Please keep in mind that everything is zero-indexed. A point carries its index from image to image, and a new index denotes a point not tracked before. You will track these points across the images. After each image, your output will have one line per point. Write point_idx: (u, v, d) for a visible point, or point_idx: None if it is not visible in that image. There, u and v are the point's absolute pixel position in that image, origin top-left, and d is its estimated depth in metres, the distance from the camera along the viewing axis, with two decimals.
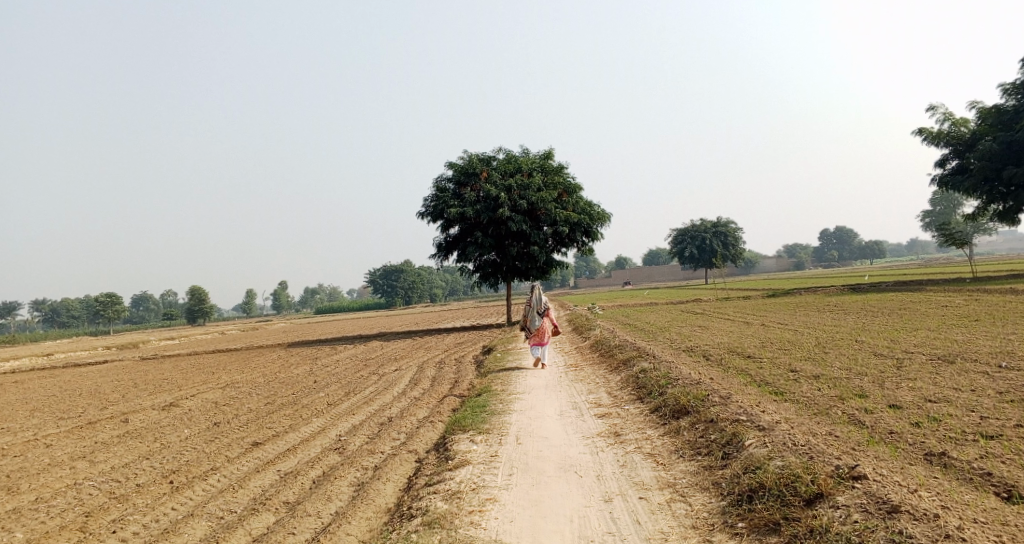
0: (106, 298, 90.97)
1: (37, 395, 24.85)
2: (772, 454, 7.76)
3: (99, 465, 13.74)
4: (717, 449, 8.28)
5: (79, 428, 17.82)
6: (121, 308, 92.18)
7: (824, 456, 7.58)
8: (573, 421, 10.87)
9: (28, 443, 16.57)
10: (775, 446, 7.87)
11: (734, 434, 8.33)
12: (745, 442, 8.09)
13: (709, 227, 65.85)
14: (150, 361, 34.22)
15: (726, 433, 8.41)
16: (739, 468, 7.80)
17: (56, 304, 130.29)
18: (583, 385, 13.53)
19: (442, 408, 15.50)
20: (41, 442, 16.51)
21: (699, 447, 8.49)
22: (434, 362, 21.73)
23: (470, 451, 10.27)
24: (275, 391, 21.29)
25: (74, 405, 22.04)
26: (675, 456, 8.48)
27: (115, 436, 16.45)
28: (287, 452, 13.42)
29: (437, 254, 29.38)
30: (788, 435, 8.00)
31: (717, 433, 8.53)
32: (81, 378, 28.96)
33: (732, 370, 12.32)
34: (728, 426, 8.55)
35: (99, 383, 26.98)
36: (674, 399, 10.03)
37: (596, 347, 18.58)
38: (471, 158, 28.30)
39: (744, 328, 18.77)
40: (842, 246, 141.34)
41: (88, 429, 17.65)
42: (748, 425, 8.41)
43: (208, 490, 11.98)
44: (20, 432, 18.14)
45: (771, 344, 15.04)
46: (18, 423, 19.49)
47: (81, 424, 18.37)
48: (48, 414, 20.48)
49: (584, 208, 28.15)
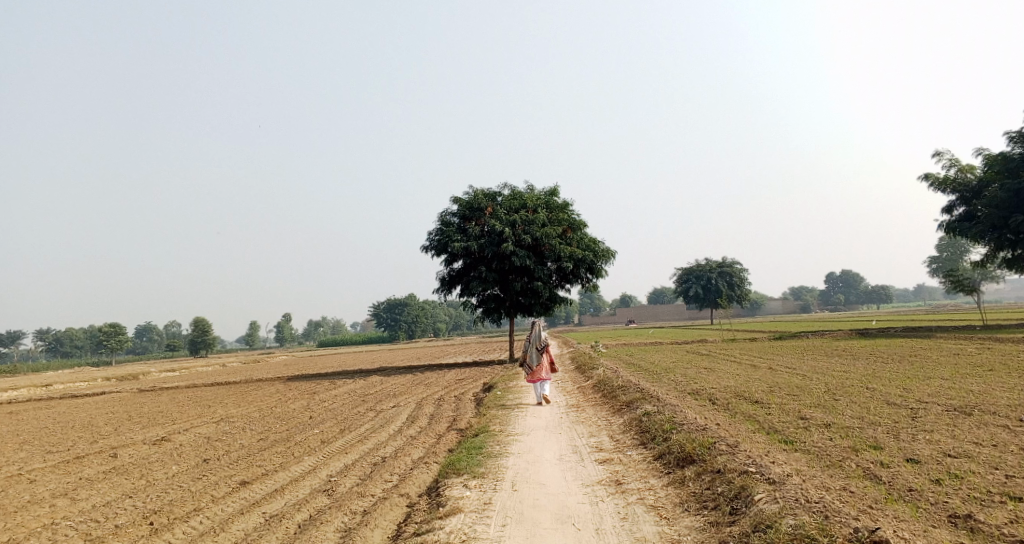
0: (110, 328, 90.56)
1: (29, 426, 24.36)
2: (784, 511, 7.27)
3: (79, 503, 13.25)
4: (724, 503, 7.79)
5: (66, 463, 17.32)
6: (125, 338, 91.78)
7: (841, 516, 7.09)
8: (572, 467, 10.39)
9: (13, 478, 16.07)
10: (787, 502, 7.39)
11: (742, 487, 7.85)
12: (755, 497, 7.60)
13: (714, 267, 65.47)
14: (147, 393, 33.71)
15: (734, 486, 7.93)
16: (748, 526, 7.31)
17: (60, 332, 129.91)
18: (584, 427, 13.03)
19: (438, 449, 14.99)
20: (25, 477, 16.01)
21: (706, 500, 8.00)
22: (433, 399, 21.23)
23: (463, 497, 9.78)
24: (270, 426, 20.78)
25: (65, 437, 21.53)
26: (679, 509, 7.99)
27: (101, 472, 15.95)
28: (274, 492, 12.92)
29: (441, 288, 28.99)
30: (801, 491, 7.52)
31: (725, 485, 8.04)
32: (75, 409, 28.47)
33: (739, 415, 11.83)
34: (736, 478, 8.07)
35: (93, 415, 26.49)
36: (679, 446, 9.55)
37: (598, 388, 18.08)
38: (476, 193, 28.02)
39: (751, 371, 18.27)
40: (848, 289, 140.61)
41: (75, 464, 17.16)
42: (757, 478, 7.93)
43: (189, 533, 11.49)
44: (6, 465, 17.67)
45: (779, 389, 14.54)
46: (6, 456, 19.00)
47: (69, 458, 17.86)
48: (37, 447, 19.97)
49: (588, 245, 27.80)
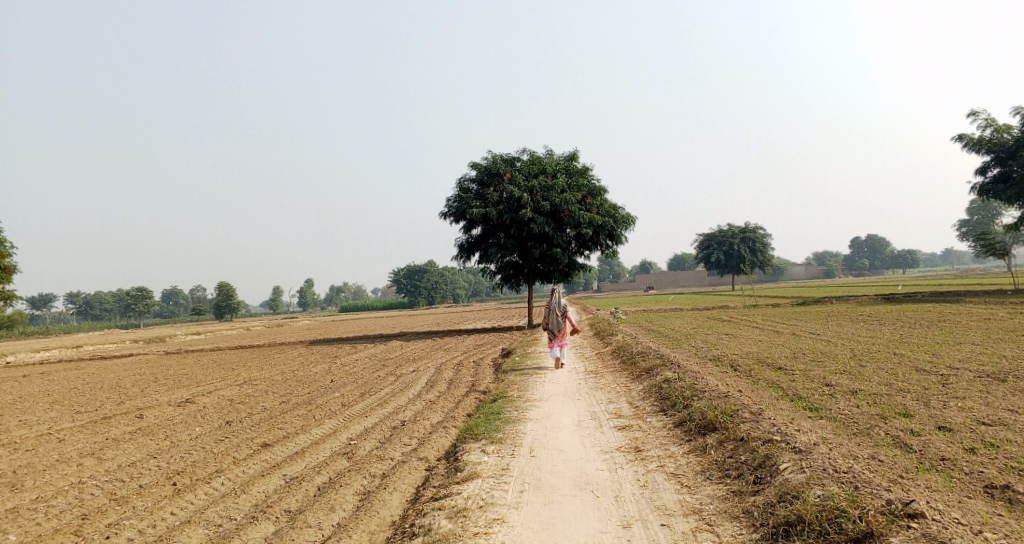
0: (136, 292, 91.39)
1: (56, 387, 24.53)
2: (811, 481, 7.04)
3: (104, 463, 13.26)
4: (748, 472, 7.57)
5: (92, 423, 17.39)
6: (151, 302, 92.68)
7: (872, 487, 6.85)
8: (590, 433, 10.20)
9: (39, 437, 16.15)
10: (815, 472, 7.16)
11: (767, 456, 7.62)
12: (780, 466, 7.37)
13: (737, 233, 64.68)
14: (172, 356, 33.92)
15: (758, 454, 7.70)
16: (773, 496, 7.09)
17: (88, 296, 131.47)
18: (603, 393, 12.83)
19: (457, 413, 14.86)
20: (52, 437, 16.08)
21: (729, 468, 7.77)
22: (453, 363, 21.13)
23: (480, 462, 9.63)
24: (291, 389, 20.78)
25: (90, 398, 21.65)
26: (701, 477, 7.78)
27: (126, 432, 15.98)
28: (294, 455, 12.85)
29: (460, 255, 28.80)
30: (827, 460, 7.28)
31: (749, 454, 7.81)
32: (102, 371, 28.68)
33: (762, 382, 11.57)
34: (760, 446, 7.84)
35: (118, 377, 26.64)
36: (701, 413, 9.31)
37: (619, 353, 17.87)
38: (495, 158, 27.68)
39: (773, 338, 17.96)
40: (873, 255, 139.03)
41: (101, 424, 17.22)
42: (783, 446, 7.69)
43: (210, 494, 11.45)
44: (34, 425, 17.78)
45: (803, 356, 14.25)
46: (34, 416, 19.13)
47: (94, 418, 17.94)
48: (64, 408, 20.08)
49: (608, 210, 27.44)
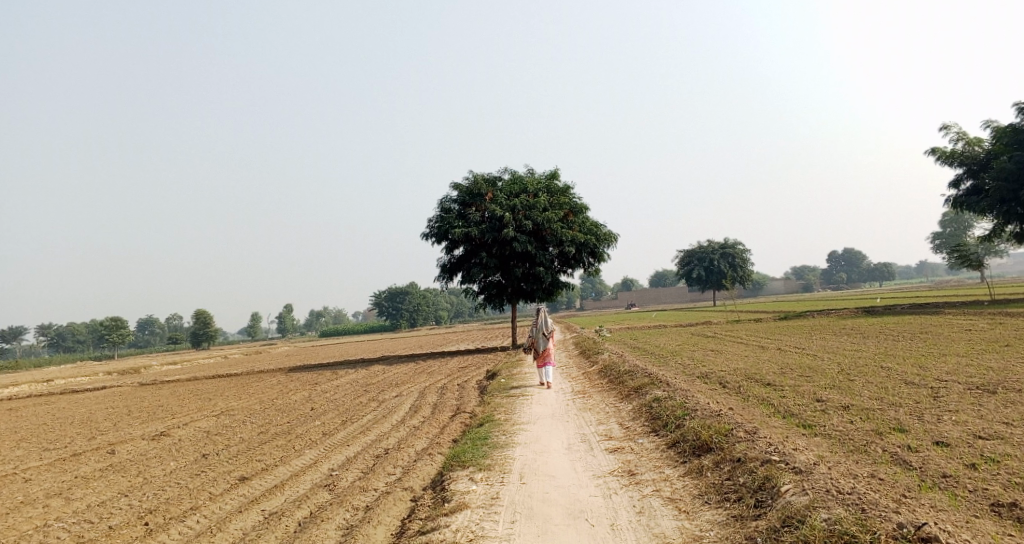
0: (112, 323, 90.24)
1: (29, 423, 23.99)
2: (815, 504, 6.89)
3: (73, 503, 12.87)
4: (747, 495, 7.40)
5: (64, 460, 16.94)
6: (128, 333, 91.57)
7: (880, 509, 6.70)
8: (581, 456, 10.00)
9: (7, 478, 15.70)
10: (817, 494, 7.00)
11: (766, 478, 7.46)
12: (781, 488, 7.21)
13: (716, 249, 64.93)
14: (149, 386, 33.37)
15: (757, 476, 7.53)
16: (776, 520, 6.93)
17: (64, 328, 129.75)
18: (592, 415, 12.63)
19: (442, 439, 14.60)
20: (21, 477, 15.63)
21: (727, 492, 7.60)
22: (436, 387, 20.87)
23: (468, 492, 9.39)
24: (271, 419, 20.41)
25: (61, 434, 21.16)
26: (699, 502, 7.59)
27: (97, 470, 15.57)
28: (274, 489, 12.53)
29: (442, 276, 28.58)
30: (829, 481, 7.13)
31: (747, 476, 7.64)
32: (73, 405, 28.12)
33: (752, 400, 11.42)
34: (758, 468, 7.67)
35: (92, 411, 26.11)
36: (695, 434, 9.15)
37: (604, 373, 17.68)
38: (477, 178, 27.54)
39: (759, 353, 17.85)
40: (851, 267, 140.17)
41: (73, 461, 16.78)
42: (782, 467, 7.54)
43: (185, 533, 11.12)
44: (2, 464, 17.31)
45: (791, 371, 14.12)
46: (3, 454, 18.64)
47: (66, 455, 17.49)
48: (36, 445, 19.60)
49: (590, 228, 27.35)
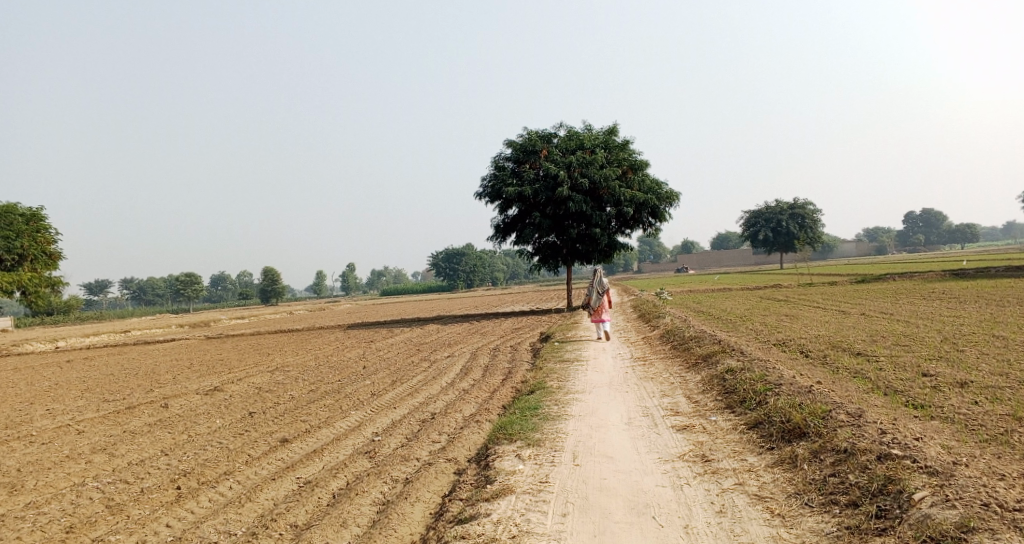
0: (185, 278, 91.66)
1: (92, 373, 23.54)
2: (971, 524, 5.45)
3: (113, 460, 11.96)
4: (865, 500, 5.95)
5: (117, 413, 16.20)
6: (200, 287, 93.05)
7: None
8: (643, 434, 8.60)
9: (60, 428, 14.94)
10: (968, 510, 5.56)
11: (890, 480, 6.00)
12: (915, 497, 5.76)
13: (785, 208, 62.22)
14: (212, 340, 32.94)
15: (878, 477, 6.07)
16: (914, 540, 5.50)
17: (140, 282, 132.91)
18: (653, 385, 11.18)
19: (491, 405, 13.29)
20: (73, 428, 14.82)
21: (834, 493, 6.14)
22: (488, 349, 19.66)
23: (514, 473, 8.06)
24: (321, 377, 19.45)
25: (122, 385, 20.54)
26: (798, 503, 6.15)
27: (146, 424, 14.68)
28: (312, 454, 11.41)
29: (495, 237, 27.29)
30: (982, 491, 5.70)
31: (861, 475, 6.18)
32: (141, 357, 27.67)
33: (844, 372, 9.86)
34: (875, 464, 6.21)
35: (155, 363, 25.60)
36: (783, 414, 7.67)
37: (666, 338, 16.24)
38: (531, 134, 25.98)
39: (842, 319, 16.15)
40: (930, 231, 134.92)
41: (125, 414, 16.01)
42: (911, 466, 6.07)
43: (214, 502, 10.05)
44: (58, 415, 16.60)
45: (884, 339, 12.43)
46: (61, 404, 18.00)
47: (120, 408, 16.76)
48: (94, 395, 19.00)
49: (650, 186, 25.52)
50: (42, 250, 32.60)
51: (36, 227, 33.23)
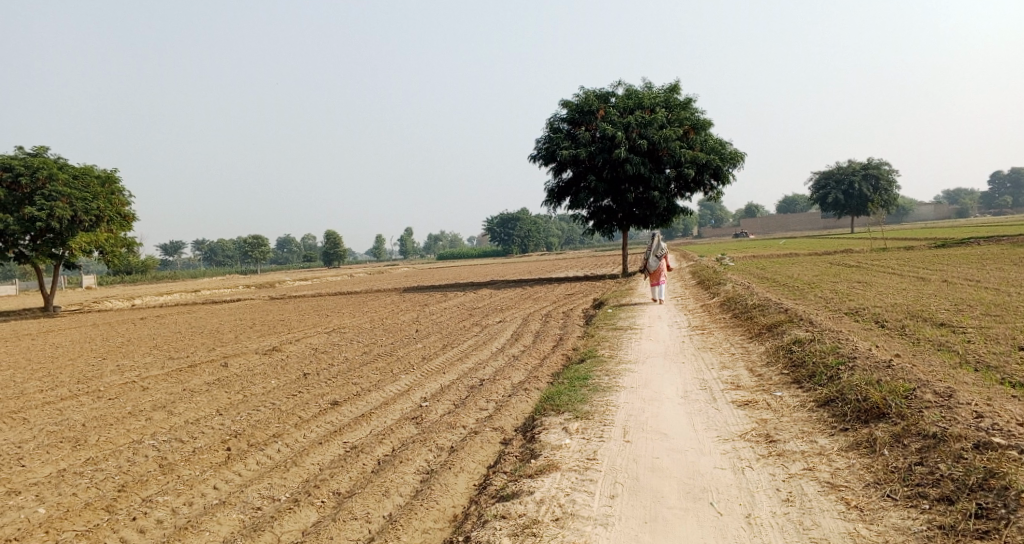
0: (253, 240, 93.00)
1: (158, 331, 23.64)
2: None
3: (171, 418, 11.44)
4: (961, 496, 5.30)
5: (178, 371, 16.05)
6: (267, 249, 94.41)
7: None
8: (700, 410, 7.93)
9: (123, 384, 14.80)
10: None
11: (992, 473, 5.34)
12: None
13: (858, 170, 59.87)
14: (275, 301, 33.04)
15: (977, 469, 5.41)
16: None
17: (209, 242, 135.83)
18: (713, 356, 10.46)
19: (542, 372, 12.73)
20: (137, 385, 14.64)
21: (922, 485, 5.49)
22: (542, 314, 19.11)
23: (561, 448, 7.46)
24: (376, 339, 19.13)
25: (186, 344, 20.52)
26: (882, 496, 5.51)
27: (204, 383, 14.46)
28: (360, 418, 10.99)
29: (551, 201, 26.57)
30: None
31: (955, 467, 5.51)
32: (207, 316, 27.77)
33: (926, 344, 9.02)
34: (971, 454, 5.55)
35: (220, 322, 25.64)
36: (857, 391, 6.92)
37: (728, 305, 15.44)
38: (588, 95, 25.06)
39: (919, 286, 15.15)
40: (1013, 195, 129.33)
41: (185, 372, 15.86)
42: (1018, 458, 5.42)
43: (261, 465, 9.58)
44: (123, 371, 16.55)
45: (970, 308, 11.47)
46: (127, 361, 17.99)
47: (181, 366, 16.61)
48: (158, 353, 18.95)
49: (713, 146, 24.41)
50: (118, 212, 26.61)
51: (113, 189, 27.04)
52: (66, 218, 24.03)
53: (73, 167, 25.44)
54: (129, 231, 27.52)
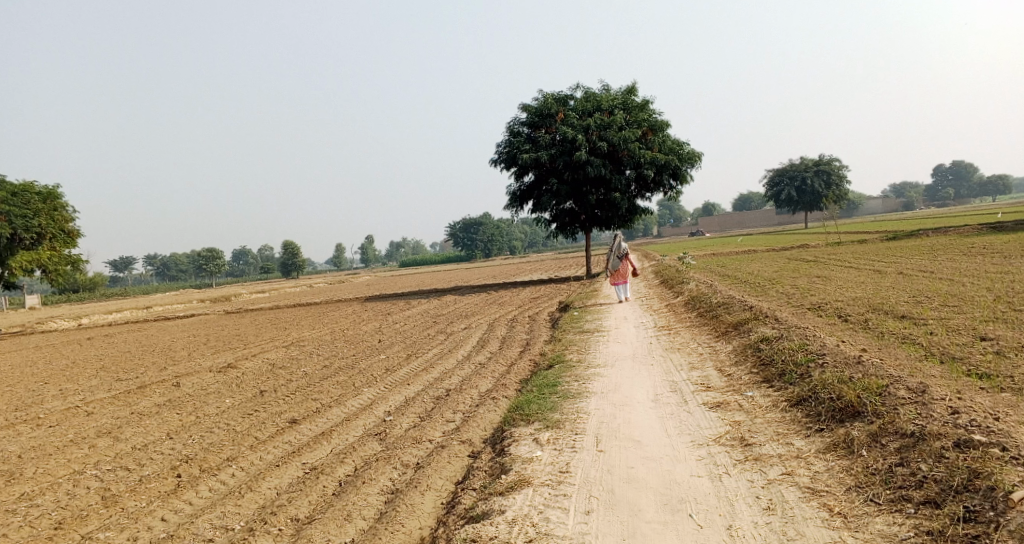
0: (207, 253, 91.44)
1: (109, 351, 22.95)
2: None
3: (119, 444, 10.99)
4: (947, 500, 5.25)
5: (128, 393, 15.51)
6: (223, 263, 92.97)
7: None
8: (673, 413, 7.78)
9: (70, 410, 14.24)
10: None
11: (977, 474, 5.29)
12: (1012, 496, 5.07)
13: (810, 166, 60.73)
14: (231, 315, 32.35)
15: (961, 470, 5.36)
16: None
17: (163, 257, 133.34)
18: (681, 357, 10.33)
19: (508, 379, 12.49)
20: (85, 409, 14.11)
21: (907, 489, 5.43)
22: (506, 319, 18.89)
23: (532, 461, 7.24)
24: (336, 352, 18.74)
25: (138, 363, 19.92)
26: (868, 503, 5.43)
27: (156, 405, 13.97)
28: (320, 436, 10.66)
29: (512, 205, 26.41)
30: None
31: (938, 468, 5.47)
32: (160, 333, 27.04)
33: (891, 337, 8.97)
34: (954, 453, 5.50)
35: (174, 339, 24.98)
36: (830, 390, 6.83)
37: (692, 304, 15.36)
38: (546, 98, 24.94)
39: (879, 278, 15.23)
40: (960, 185, 132.38)
41: (137, 394, 15.34)
42: (1003, 456, 5.40)
43: (215, 492, 9.22)
44: (70, 396, 15.96)
45: (931, 299, 11.50)
46: (74, 384, 17.39)
47: (132, 388, 16.06)
48: (108, 375, 18.33)
49: (671, 147, 24.44)
50: (61, 228, 25.83)
51: (54, 205, 26.30)
52: (5, 237, 23.21)
53: (12, 183, 24.67)
54: (74, 249, 26.71)
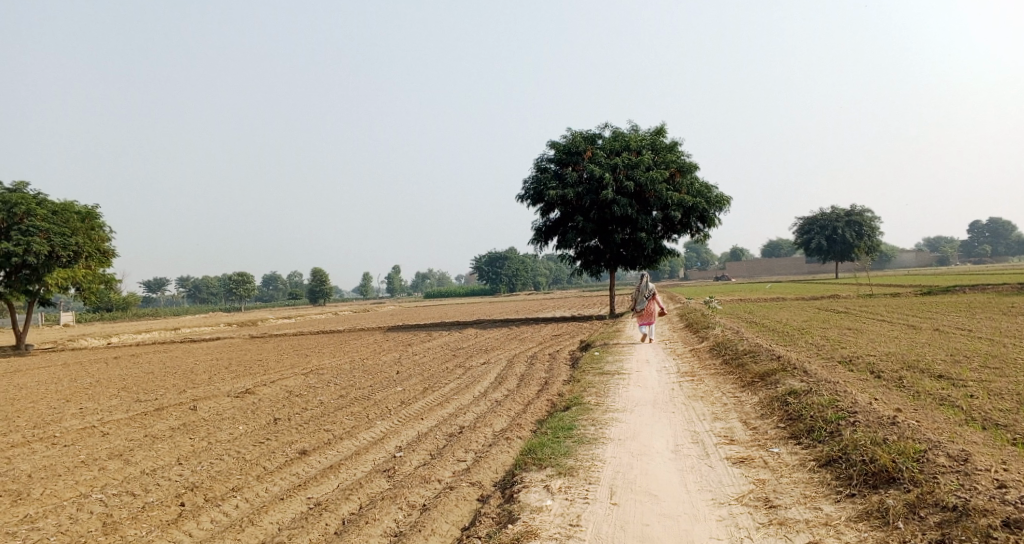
0: (236, 276, 91.92)
1: (128, 370, 22.79)
2: None
3: (125, 468, 10.70)
4: None
5: (142, 415, 15.26)
6: (251, 287, 93.37)
7: None
8: (693, 466, 7.36)
9: (82, 429, 14.01)
10: None
11: None
12: None
13: (841, 215, 60.05)
14: (254, 339, 32.17)
15: None
16: None
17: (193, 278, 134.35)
18: (704, 406, 9.89)
19: (524, 420, 12.09)
20: (98, 429, 13.87)
21: None
22: (526, 356, 18.50)
23: (543, 512, 6.85)
24: (354, 382, 18.41)
25: (156, 385, 19.71)
26: None
27: (168, 428, 13.71)
28: (327, 470, 10.31)
29: (537, 241, 26.12)
30: None
31: None
32: (181, 355, 26.90)
33: (927, 397, 8.50)
34: None
35: (194, 361, 24.80)
36: (862, 451, 6.40)
37: (718, 350, 14.90)
38: (575, 135, 24.74)
39: (913, 334, 14.69)
40: (995, 242, 130.36)
41: (150, 417, 15.07)
42: None
43: (216, 523, 8.89)
44: (85, 415, 15.74)
45: (968, 358, 11.00)
46: (91, 402, 17.19)
47: (147, 410, 15.82)
48: (125, 395, 18.12)
49: (699, 189, 24.10)
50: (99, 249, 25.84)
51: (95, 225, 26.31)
52: (43, 255, 23.21)
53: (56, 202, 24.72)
54: (108, 268, 26.71)
